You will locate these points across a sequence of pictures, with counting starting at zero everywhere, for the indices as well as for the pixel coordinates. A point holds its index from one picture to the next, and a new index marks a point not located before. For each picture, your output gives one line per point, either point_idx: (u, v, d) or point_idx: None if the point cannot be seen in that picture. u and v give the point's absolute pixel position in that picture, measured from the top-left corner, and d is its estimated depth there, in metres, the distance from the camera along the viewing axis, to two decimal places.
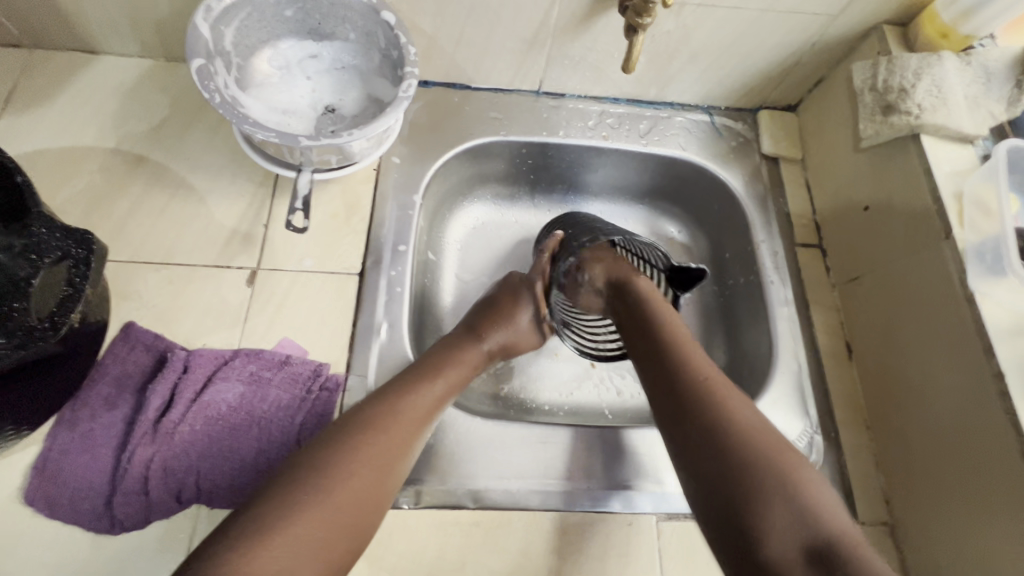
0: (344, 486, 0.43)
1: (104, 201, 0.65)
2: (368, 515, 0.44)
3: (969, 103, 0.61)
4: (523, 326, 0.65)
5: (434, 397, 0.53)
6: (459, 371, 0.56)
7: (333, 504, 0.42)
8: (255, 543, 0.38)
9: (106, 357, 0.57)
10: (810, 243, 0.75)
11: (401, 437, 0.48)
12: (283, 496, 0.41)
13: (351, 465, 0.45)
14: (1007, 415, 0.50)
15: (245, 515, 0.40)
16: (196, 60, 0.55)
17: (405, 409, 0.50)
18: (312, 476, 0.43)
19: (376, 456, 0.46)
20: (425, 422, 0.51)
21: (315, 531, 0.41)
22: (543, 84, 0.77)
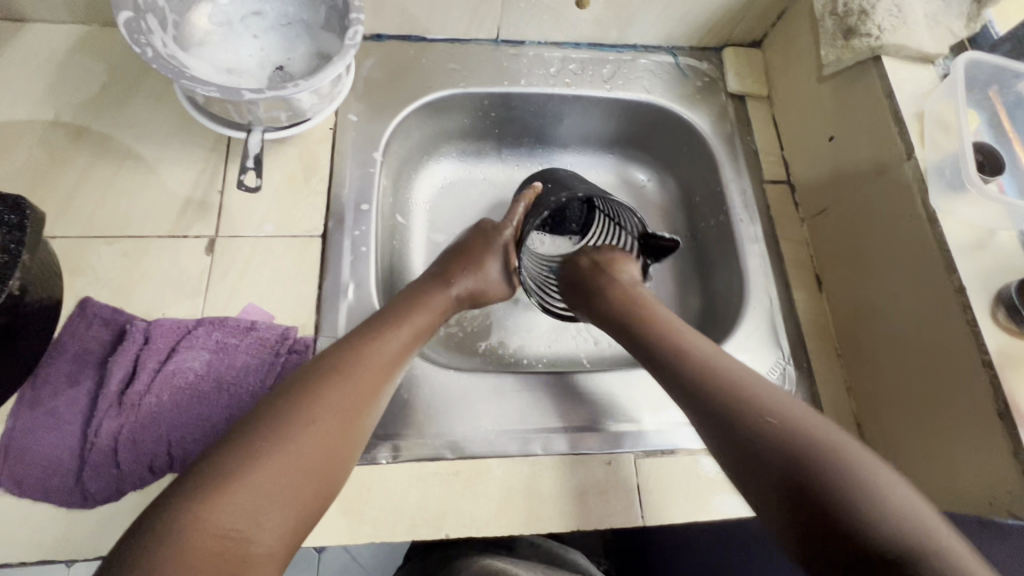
0: (309, 431, 0.43)
1: (47, 175, 0.62)
2: (335, 461, 0.44)
3: (929, 20, 0.60)
4: (491, 276, 0.64)
5: (398, 346, 0.52)
6: (423, 316, 0.56)
7: (297, 451, 0.42)
8: (214, 496, 0.38)
9: (64, 334, 0.55)
10: (778, 179, 0.74)
11: (367, 385, 0.48)
12: (243, 447, 0.41)
13: (313, 412, 0.44)
14: (967, 324, 0.50)
15: (204, 467, 0.40)
16: (123, 13, 0.52)
17: (371, 359, 0.50)
18: (273, 426, 0.42)
19: (338, 406, 0.46)
20: (389, 373, 0.51)
21: (280, 481, 0.40)
22: (502, 31, 0.75)
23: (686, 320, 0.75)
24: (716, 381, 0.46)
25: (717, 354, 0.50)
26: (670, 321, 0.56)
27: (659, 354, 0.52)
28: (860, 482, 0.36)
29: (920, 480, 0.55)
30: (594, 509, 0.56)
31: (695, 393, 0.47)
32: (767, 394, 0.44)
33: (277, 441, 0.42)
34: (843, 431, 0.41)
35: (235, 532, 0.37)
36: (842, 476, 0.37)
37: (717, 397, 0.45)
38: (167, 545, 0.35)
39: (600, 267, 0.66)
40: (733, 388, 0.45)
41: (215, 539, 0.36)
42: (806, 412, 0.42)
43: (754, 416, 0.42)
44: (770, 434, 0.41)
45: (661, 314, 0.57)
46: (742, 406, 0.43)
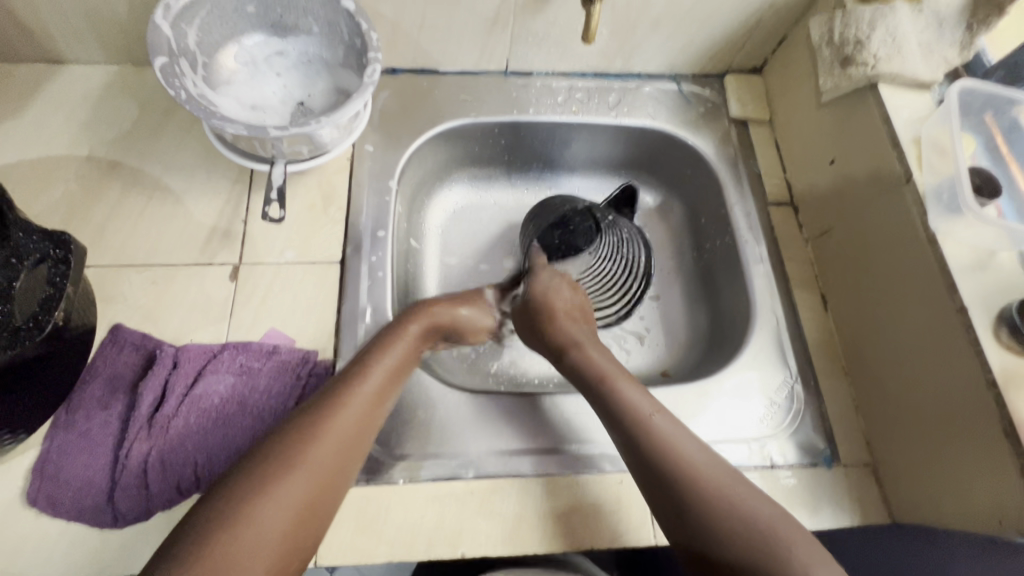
0: (274, 501, 0.43)
1: (82, 207, 0.65)
2: (323, 501, 0.46)
3: (924, 49, 0.62)
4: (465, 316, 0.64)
5: (366, 399, 0.51)
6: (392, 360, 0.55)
7: (283, 500, 0.43)
8: (174, 572, 0.39)
9: (97, 359, 0.58)
10: (781, 202, 0.76)
11: (338, 445, 0.48)
12: (208, 519, 0.41)
13: (296, 460, 0.45)
14: (971, 346, 0.51)
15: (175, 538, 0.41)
16: (159, 59, 0.55)
17: (343, 416, 0.49)
18: (237, 495, 0.43)
19: (308, 471, 0.45)
20: (360, 433, 0.50)
21: (239, 557, 0.40)
22: (510, 63, 0.78)
23: (694, 338, 0.77)
24: (635, 417, 0.53)
25: (633, 389, 0.56)
26: (605, 364, 0.59)
27: (597, 391, 0.56)
28: (757, 532, 0.45)
29: (928, 500, 0.56)
30: (606, 528, 0.57)
31: (628, 427, 0.52)
32: (675, 431, 0.51)
33: (242, 513, 0.42)
34: (730, 471, 0.49)
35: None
36: (732, 514, 0.46)
37: (685, 470, 0.48)
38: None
39: (563, 304, 0.65)
40: (649, 422, 0.52)
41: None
42: (709, 459, 0.50)
43: (699, 493, 0.47)
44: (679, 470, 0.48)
45: (579, 346, 0.61)
46: (665, 444, 0.50)
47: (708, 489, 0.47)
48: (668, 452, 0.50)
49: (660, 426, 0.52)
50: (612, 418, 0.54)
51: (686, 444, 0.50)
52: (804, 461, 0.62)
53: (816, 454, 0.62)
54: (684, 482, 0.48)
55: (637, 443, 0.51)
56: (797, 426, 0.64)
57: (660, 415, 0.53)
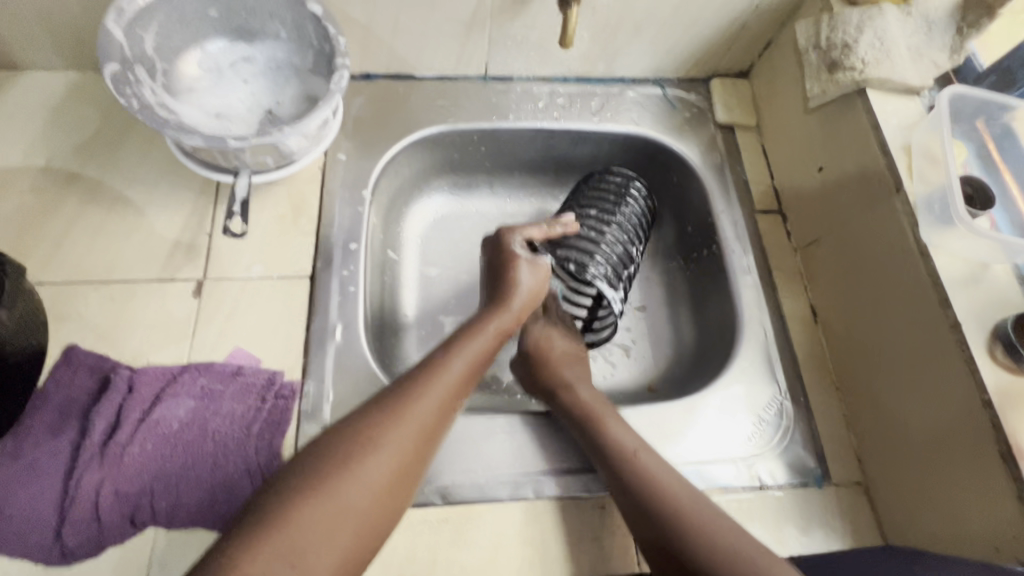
0: (378, 463, 0.42)
1: (37, 221, 0.62)
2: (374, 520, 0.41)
3: (913, 53, 0.60)
4: (522, 288, 0.61)
5: (471, 366, 0.52)
6: (489, 332, 0.56)
7: (336, 505, 0.40)
8: (262, 544, 0.36)
9: (48, 383, 0.55)
10: (769, 210, 0.74)
11: (437, 410, 0.47)
12: (291, 492, 0.40)
13: (354, 460, 0.42)
14: (964, 361, 0.49)
15: (250, 514, 0.39)
16: (109, 66, 0.52)
17: (439, 383, 0.48)
18: (323, 468, 0.41)
19: (411, 432, 0.45)
20: (455, 402, 0.49)
21: (331, 528, 0.39)
22: (489, 68, 0.75)
23: (682, 351, 0.74)
24: (618, 455, 0.53)
25: (621, 426, 0.56)
26: (584, 399, 0.59)
27: (581, 429, 0.57)
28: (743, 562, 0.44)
29: (920, 520, 0.54)
30: (588, 556, 0.54)
31: (613, 464, 0.52)
32: (657, 465, 0.52)
33: (329, 483, 0.40)
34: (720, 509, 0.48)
35: None
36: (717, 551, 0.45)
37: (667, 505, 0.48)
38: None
39: (557, 347, 0.65)
40: (637, 457, 0.52)
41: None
42: (689, 492, 0.49)
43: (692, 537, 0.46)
44: (659, 501, 0.49)
45: (567, 380, 0.61)
46: (647, 480, 0.50)
47: (694, 526, 0.47)
48: (655, 487, 0.50)
49: (648, 463, 0.52)
50: (596, 454, 0.54)
51: (669, 480, 0.50)
52: (794, 481, 0.59)
53: (807, 474, 0.60)
54: (668, 517, 0.47)
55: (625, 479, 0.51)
56: (787, 444, 0.61)
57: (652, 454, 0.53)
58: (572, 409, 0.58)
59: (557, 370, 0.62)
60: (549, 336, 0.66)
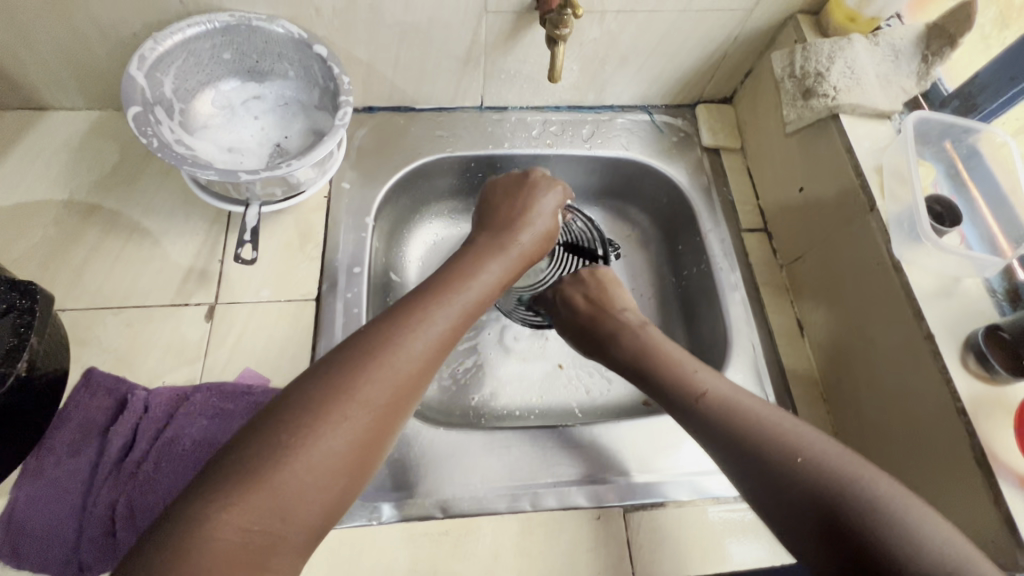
0: (358, 410, 0.41)
1: (60, 251, 0.66)
2: (357, 465, 0.41)
3: (881, 80, 0.63)
4: (524, 241, 0.60)
5: (453, 312, 0.50)
6: (484, 285, 0.54)
7: (321, 454, 0.39)
8: (242, 493, 0.36)
9: (69, 404, 0.57)
10: (755, 228, 0.77)
11: (422, 360, 0.46)
12: (272, 439, 0.38)
13: (342, 407, 0.41)
14: (939, 372, 0.51)
15: (229, 459, 0.38)
16: (131, 108, 0.57)
17: (413, 338, 0.46)
18: (303, 416, 0.40)
19: (394, 374, 0.44)
20: (440, 350, 0.48)
21: (311, 478, 0.38)
22: (485, 99, 0.79)
23: None
24: (686, 396, 0.51)
25: (687, 363, 0.54)
26: (639, 346, 0.58)
27: (642, 377, 0.56)
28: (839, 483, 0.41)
29: None
30: (584, 566, 0.56)
31: (682, 409, 0.51)
32: (732, 393, 0.50)
33: (309, 433, 0.39)
34: (796, 425, 0.46)
35: (259, 525, 0.36)
36: (817, 475, 0.42)
37: (746, 433, 0.46)
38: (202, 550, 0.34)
39: (581, 301, 0.65)
40: (705, 397, 0.50)
41: (238, 536, 0.35)
42: (773, 415, 0.47)
43: (781, 461, 0.43)
44: (743, 434, 0.46)
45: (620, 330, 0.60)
46: (726, 411, 0.48)
47: (789, 450, 0.44)
48: (728, 417, 0.47)
49: (717, 394, 0.50)
50: (666, 398, 0.53)
51: (746, 407, 0.48)
52: None
53: None
54: (754, 446, 0.45)
55: (699, 416, 0.49)
56: None
57: (717, 384, 0.51)
58: (631, 358, 0.57)
59: (610, 321, 0.61)
60: (574, 289, 0.67)
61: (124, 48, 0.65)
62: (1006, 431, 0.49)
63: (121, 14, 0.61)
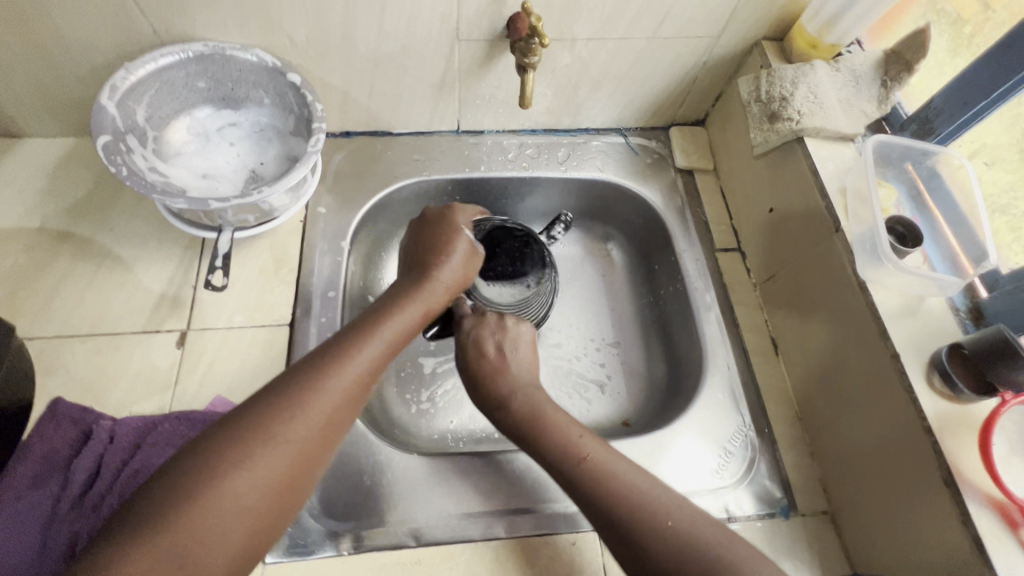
0: (280, 453, 0.42)
1: (29, 279, 0.65)
2: (278, 504, 0.42)
3: (843, 104, 0.65)
4: (450, 266, 0.59)
5: (385, 345, 0.50)
6: (417, 308, 0.54)
7: (236, 496, 0.39)
8: (151, 538, 0.36)
9: (33, 436, 0.56)
10: (729, 248, 0.78)
11: (354, 385, 0.47)
12: (182, 484, 0.38)
13: (262, 450, 0.41)
14: (905, 391, 0.52)
15: (158, 487, 0.38)
16: (102, 137, 0.57)
17: (340, 376, 0.46)
18: (233, 441, 0.41)
19: (318, 412, 0.44)
20: (375, 375, 0.49)
21: (224, 522, 0.39)
22: (461, 123, 0.81)
23: (653, 385, 0.77)
24: (569, 462, 0.50)
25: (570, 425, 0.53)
26: (541, 405, 0.55)
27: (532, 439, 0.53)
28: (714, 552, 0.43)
29: (900, 547, 0.53)
30: None
31: (561, 473, 0.50)
32: (607, 459, 0.50)
33: (217, 478, 0.39)
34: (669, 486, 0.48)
35: (169, 572, 0.36)
36: (680, 545, 0.44)
37: (623, 495, 0.47)
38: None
39: (489, 346, 0.60)
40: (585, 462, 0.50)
41: None
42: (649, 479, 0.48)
43: (653, 527, 0.45)
44: (614, 501, 0.47)
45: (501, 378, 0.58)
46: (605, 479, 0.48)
47: (653, 512, 0.45)
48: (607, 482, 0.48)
49: (600, 461, 0.49)
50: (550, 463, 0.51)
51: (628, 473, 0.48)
52: (761, 512, 0.61)
53: (774, 504, 0.62)
54: (625, 507, 0.46)
55: (578, 479, 0.49)
56: (753, 475, 0.63)
57: (601, 450, 0.51)
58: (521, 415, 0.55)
59: (506, 379, 0.57)
60: (486, 329, 0.61)
61: (99, 77, 0.66)
62: (972, 450, 0.49)
63: (94, 43, 0.61)
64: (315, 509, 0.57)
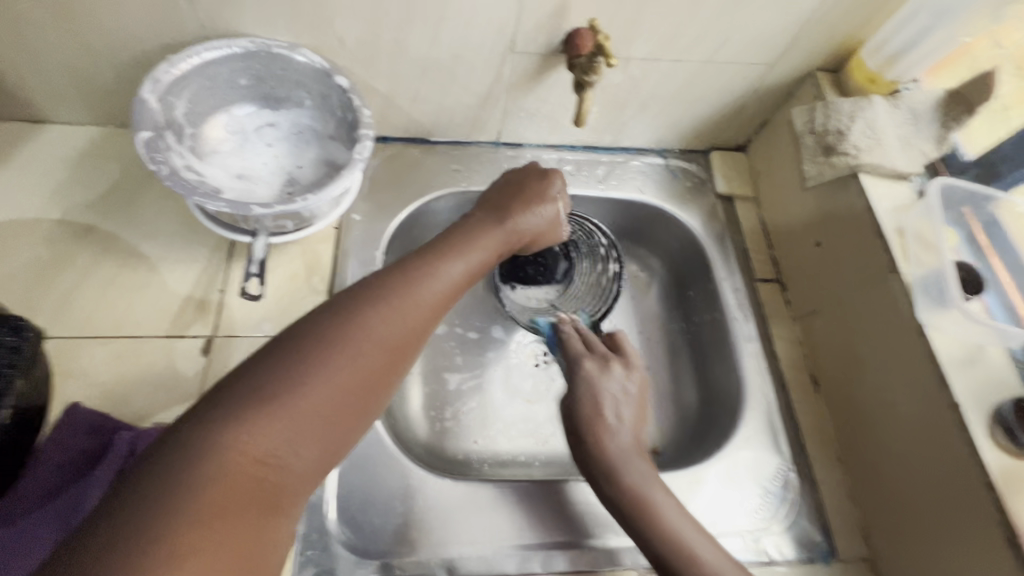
0: (375, 351, 0.42)
1: (47, 274, 0.62)
2: (373, 398, 0.43)
3: (901, 142, 0.64)
4: (531, 221, 0.59)
5: (466, 266, 0.52)
6: (482, 251, 0.54)
7: (340, 383, 0.40)
8: (262, 415, 0.36)
9: (48, 444, 0.53)
10: (769, 278, 0.76)
11: (435, 303, 0.48)
12: (289, 368, 0.39)
13: (361, 344, 0.42)
14: (966, 444, 0.51)
15: (245, 384, 0.38)
16: (142, 133, 0.55)
17: (429, 288, 0.48)
18: (313, 347, 0.40)
19: (409, 320, 0.45)
20: (444, 305, 0.49)
21: (326, 410, 0.39)
22: (501, 135, 0.78)
23: (685, 415, 0.75)
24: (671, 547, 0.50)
25: (668, 506, 0.52)
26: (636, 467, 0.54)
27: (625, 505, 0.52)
28: None
29: None
30: None
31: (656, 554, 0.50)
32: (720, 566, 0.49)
33: (319, 367, 0.40)
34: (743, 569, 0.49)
35: (274, 450, 0.36)
36: None
37: None
38: (230, 462, 0.34)
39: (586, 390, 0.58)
40: (693, 559, 0.49)
41: (252, 463, 0.35)
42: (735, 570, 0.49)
43: None
44: None
45: (609, 435, 0.55)
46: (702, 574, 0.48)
47: None
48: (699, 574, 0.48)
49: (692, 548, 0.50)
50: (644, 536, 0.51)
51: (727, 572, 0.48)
52: (800, 555, 0.59)
53: (813, 548, 0.60)
54: None
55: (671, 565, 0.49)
56: (792, 517, 0.61)
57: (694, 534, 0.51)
58: (610, 470, 0.53)
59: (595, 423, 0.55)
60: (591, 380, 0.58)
61: (134, 66, 0.63)
62: None
63: (134, 33, 0.59)
64: (343, 536, 0.54)
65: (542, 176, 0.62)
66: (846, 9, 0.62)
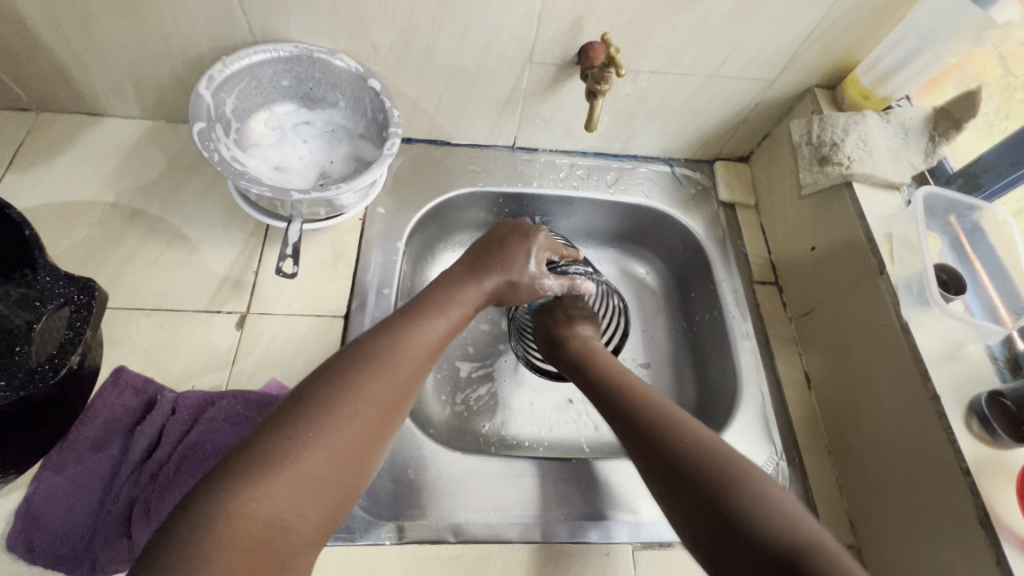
0: (368, 409, 0.44)
1: (100, 251, 0.68)
2: (371, 451, 0.44)
3: (892, 154, 0.68)
4: (509, 278, 0.60)
5: (450, 322, 0.54)
6: (461, 311, 0.55)
7: (339, 443, 0.42)
8: (261, 484, 0.38)
9: (96, 403, 0.58)
10: (767, 281, 0.80)
11: (422, 356, 0.49)
12: (285, 434, 0.40)
13: (357, 406, 0.43)
14: (944, 433, 0.54)
15: (242, 455, 0.39)
16: (198, 123, 0.61)
17: (416, 343, 0.50)
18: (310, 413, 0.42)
19: (398, 374, 0.47)
20: (430, 359, 0.51)
21: (325, 472, 0.40)
22: (517, 140, 0.84)
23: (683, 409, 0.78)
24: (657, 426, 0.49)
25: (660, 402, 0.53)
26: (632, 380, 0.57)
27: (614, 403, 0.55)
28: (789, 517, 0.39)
29: None
30: None
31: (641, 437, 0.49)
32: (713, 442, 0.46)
33: (317, 430, 0.41)
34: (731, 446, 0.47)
35: (277, 513, 0.38)
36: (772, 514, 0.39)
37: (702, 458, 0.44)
38: (232, 531, 0.36)
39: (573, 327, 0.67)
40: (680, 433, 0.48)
41: (253, 530, 0.36)
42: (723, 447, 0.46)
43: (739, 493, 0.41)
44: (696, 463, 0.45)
45: (616, 365, 0.60)
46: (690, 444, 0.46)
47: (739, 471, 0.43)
48: (683, 444, 0.46)
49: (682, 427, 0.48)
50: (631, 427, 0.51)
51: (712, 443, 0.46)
52: None
53: None
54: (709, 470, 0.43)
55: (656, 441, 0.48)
56: None
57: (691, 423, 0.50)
58: (606, 383, 0.58)
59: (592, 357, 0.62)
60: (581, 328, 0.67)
61: (188, 66, 0.69)
62: (1008, 496, 0.51)
63: (192, 36, 0.65)
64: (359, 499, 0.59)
65: (521, 231, 0.64)
66: (841, 30, 0.67)
